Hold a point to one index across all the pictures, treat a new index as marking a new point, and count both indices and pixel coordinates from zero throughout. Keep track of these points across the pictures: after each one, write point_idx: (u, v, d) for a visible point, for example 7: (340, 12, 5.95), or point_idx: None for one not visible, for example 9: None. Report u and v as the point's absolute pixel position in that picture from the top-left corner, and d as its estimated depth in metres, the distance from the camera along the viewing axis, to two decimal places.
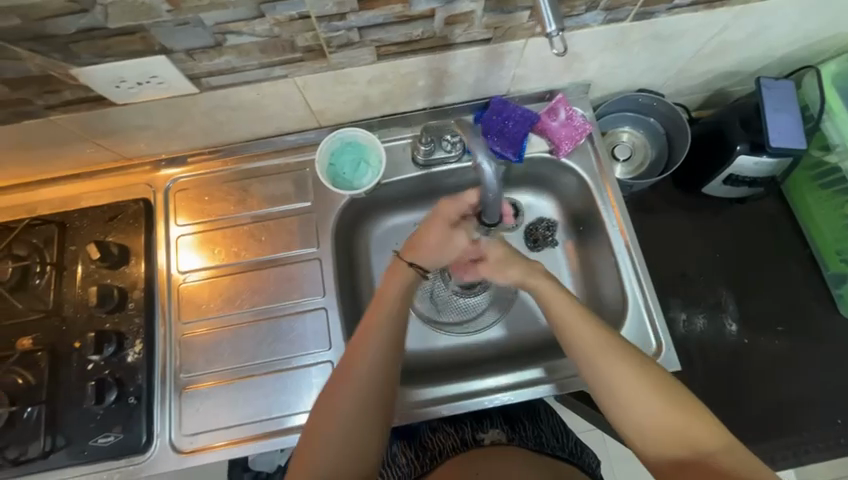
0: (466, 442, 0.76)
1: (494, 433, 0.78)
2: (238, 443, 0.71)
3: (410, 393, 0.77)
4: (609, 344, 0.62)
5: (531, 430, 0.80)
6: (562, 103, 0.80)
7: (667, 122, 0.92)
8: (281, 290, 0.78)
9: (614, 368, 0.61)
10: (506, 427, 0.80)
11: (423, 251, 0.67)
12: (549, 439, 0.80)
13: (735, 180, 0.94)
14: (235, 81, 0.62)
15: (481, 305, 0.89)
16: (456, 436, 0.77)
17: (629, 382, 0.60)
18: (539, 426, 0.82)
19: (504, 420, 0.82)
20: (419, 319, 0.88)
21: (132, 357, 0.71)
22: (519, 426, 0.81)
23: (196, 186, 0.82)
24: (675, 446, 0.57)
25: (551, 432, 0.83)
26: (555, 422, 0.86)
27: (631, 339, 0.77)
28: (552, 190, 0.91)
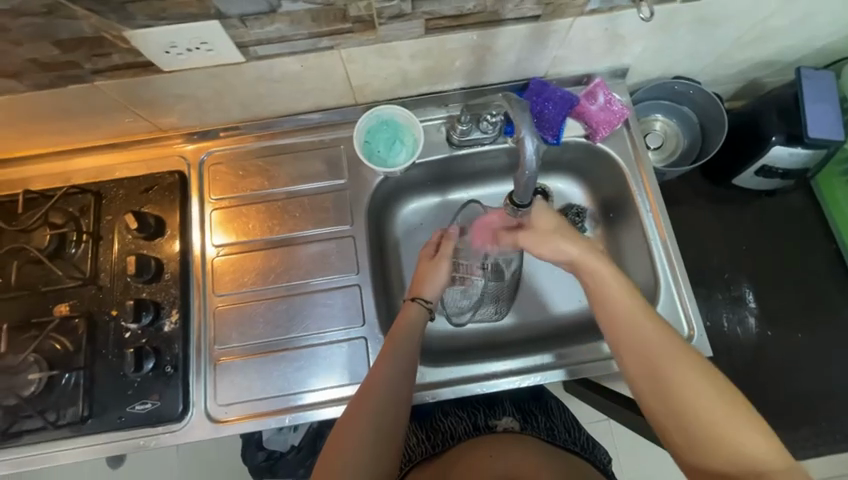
0: (478, 428, 0.76)
1: (507, 421, 0.78)
2: (270, 414, 0.71)
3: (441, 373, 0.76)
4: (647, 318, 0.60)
5: (543, 422, 0.80)
6: (600, 87, 0.79)
7: (702, 111, 0.92)
8: (314, 267, 0.78)
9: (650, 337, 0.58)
10: (518, 416, 0.80)
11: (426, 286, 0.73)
12: (561, 432, 0.79)
13: (768, 171, 0.93)
14: (282, 51, 0.62)
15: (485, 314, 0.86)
16: (469, 421, 0.78)
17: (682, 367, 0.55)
18: (551, 419, 0.82)
19: (517, 410, 0.82)
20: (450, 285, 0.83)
21: (169, 326, 0.72)
22: (532, 418, 0.80)
23: (230, 160, 0.81)
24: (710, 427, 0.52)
25: (564, 426, 0.82)
26: (568, 417, 0.85)
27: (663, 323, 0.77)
28: (583, 176, 0.91)
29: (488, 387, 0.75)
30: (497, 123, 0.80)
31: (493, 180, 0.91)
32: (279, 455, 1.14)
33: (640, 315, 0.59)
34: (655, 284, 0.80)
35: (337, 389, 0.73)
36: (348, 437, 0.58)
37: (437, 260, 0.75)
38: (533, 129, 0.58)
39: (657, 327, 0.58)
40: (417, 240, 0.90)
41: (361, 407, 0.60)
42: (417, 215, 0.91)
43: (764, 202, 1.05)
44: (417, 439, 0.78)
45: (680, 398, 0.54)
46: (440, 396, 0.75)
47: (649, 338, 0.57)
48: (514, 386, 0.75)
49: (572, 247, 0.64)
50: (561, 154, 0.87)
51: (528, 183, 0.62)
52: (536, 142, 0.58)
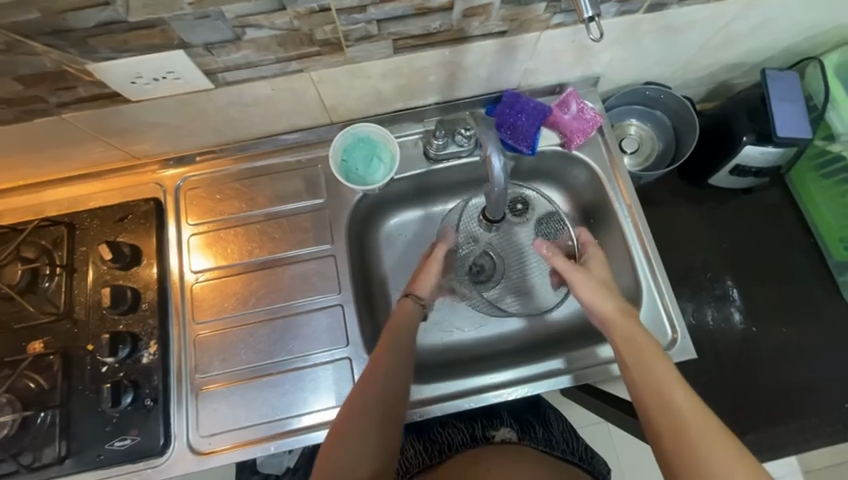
0: (475, 439, 0.77)
1: (504, 432, 0.78)
2: (253, 444, 0.70)
3: (424, 390, 0.75)
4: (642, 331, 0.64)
5: (541, 433, 0.80)
6: (573, 96, 0.80)
7: (674, 115, 0.94)
8: (296, 287, 0.77)
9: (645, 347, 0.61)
10: (516, 426, 0.80)
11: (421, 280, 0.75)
12: (559, 442, 0.80)
13: (742, 170, 0.95)
14: (251, 76, 0.62)
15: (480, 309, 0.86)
16: (466, 432, 0.78)
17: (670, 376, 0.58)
18: (549, 429, 0.82)
19: (515, 420, 0.82)
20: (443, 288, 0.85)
21: (147, 358, 0.70)
22: (530, 428, 0.80)
23: (207, 184, 0.81)
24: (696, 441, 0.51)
25: (562, 436, 0.82)
26: (566, 426, 0.86)
27: (648, 329, 0.77)
28: (562, 184, 0.92)
29: (480, 402, 0.75)
30: (472, 136, 0.81)
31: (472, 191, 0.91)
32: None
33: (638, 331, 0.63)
34: (637, 287, 0.80)
35: (321, 413, 0.71)
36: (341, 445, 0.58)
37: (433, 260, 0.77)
38: (500, 146, 0.59)
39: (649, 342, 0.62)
40: (402, 256, 0.90)
41: (350, 423, 0.60)
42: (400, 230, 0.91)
43: (741, 200, 1.06)
44: (415, 451, 0.78)
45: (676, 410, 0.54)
46: (431, 413, 0.74)
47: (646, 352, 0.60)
48: (504, 399, 0.75)
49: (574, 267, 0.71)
50: (540, 163, 0.88)
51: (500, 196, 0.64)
52: (501, 157, 0.59)
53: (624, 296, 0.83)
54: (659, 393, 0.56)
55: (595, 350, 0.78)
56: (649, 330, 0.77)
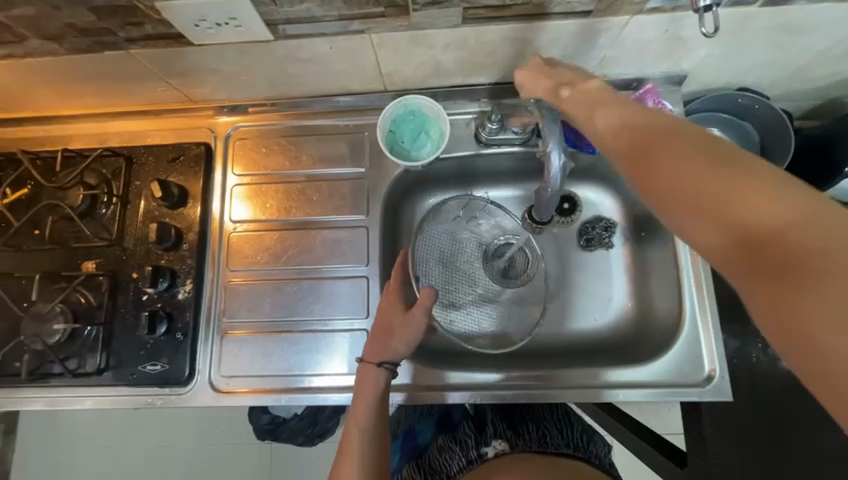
0: (471, 460, 0.76)
1: (498, 445, 0.77)
2: (266, 392, 0.73)
3: (437, 374, 0.75)
4: (670, 135, 0.39)
5: (534, 432, 0.81)
6: (651, 94, 0.71)
7: (765, 130, 0.82)
8: (326, 251, 0.78)
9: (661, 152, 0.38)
10: (509, 433, 0.80)
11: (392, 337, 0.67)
12: (554, 437, 0.80)
13: (833, 205, 0.82)
14: (311, 32, 0.60)
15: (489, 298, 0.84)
16: (461, 455, 0.77)
17: (688, 149, 0.37)
18: (542, 426, 0.83)
19: (507, 428, 0.81)
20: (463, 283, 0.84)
21: (183, 295, 0.74)
22: (522, 431, 0.80)
23: (256, 136, 0.81)
24: (720, 226, 0.34)
25: (557, 428, 0.83)
26: (560, 416, 0.87)
27: (684, 358, 0.73)
28: (616, 188, 0.86)
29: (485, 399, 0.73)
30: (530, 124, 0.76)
31: (519, 182, 0.87)
32: (281, 421, 1.18)
33: (648, 132, 0.40)
34: (679, 311, 0.75)
35: (332, 376, 0.73)
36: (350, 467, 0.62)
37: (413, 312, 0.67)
38: (562, 144, 0.56)
39: (688, 149, 0.37)
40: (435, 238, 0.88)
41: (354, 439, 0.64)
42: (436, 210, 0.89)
43: None
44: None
45: (694, 194, 0.35)
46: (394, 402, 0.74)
47: (703, 171, 0.35)
48: (500, 400, 0.73)
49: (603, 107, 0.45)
50: (599, 162, 0.82)
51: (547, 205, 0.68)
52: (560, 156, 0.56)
53: (663, 317, 0.78)
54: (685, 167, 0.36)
55: (620, 373, 0.73)
56: (684, 362, 0.72)
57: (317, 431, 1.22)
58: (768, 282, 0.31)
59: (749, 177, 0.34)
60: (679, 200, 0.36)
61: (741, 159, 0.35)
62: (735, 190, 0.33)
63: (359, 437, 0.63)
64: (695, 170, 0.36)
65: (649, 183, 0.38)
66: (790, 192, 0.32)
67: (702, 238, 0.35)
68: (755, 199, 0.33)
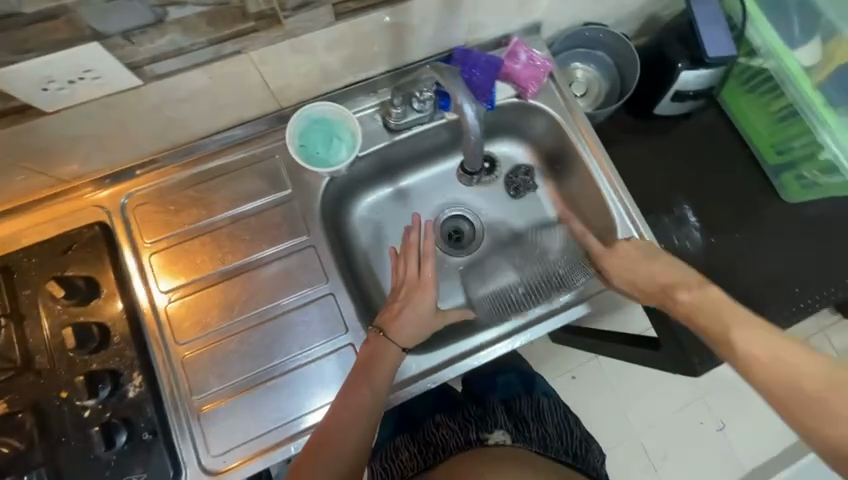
0: (470, 442, 0.85)
1: (498, 434, 0.86)
2: (270, 449, 0.67)
3: (431, 354, 0.78)
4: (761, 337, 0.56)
5: (533, 432, 0.90)
6: (519, 45, 0.80)
7: (614, 53, 0.97)
8: (281, 285, 0.74)
9: (751, 340, 0.56)
10: (509, 428, 0.89)
11: (410, 334, 0.71)
12: (551, 442, 0.91)
13: (682, 95, 0.99)
14: (183, 65, 0.56)
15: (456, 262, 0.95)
16: (461, 435, 0.86)
17: (794, 356, 0.53)
18: (543, 428, 0.93)
19: (509, 423, 0.91)
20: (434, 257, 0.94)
21: (134, 391, 0.65)
22: (523, 429, 0.90)
23: (155, 196, 0.74)
24: None
25: (555, 433, 0.94)
26: (558, 421, 0.98)
27: None
28: (522, 136, 0.94)
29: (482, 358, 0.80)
30: (430, 99, 0.79)
31: (439, 158, 0.93)
32: None
33: (735, 320, 0.58)
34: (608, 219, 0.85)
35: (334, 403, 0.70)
36: (334, 449, 0.62)
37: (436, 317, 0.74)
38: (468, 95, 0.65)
39: (789, 353, 0.53)
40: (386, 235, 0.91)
41: (340, 419, 0.64)
42: (377, 208, 0.91)
43: (681, 125, 1.12)
44: (410, 454, 0.89)
45: (800, 383, 0.52)
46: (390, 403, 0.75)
47: (769, 338, 0.55)
48: (491, 356, 0.80)
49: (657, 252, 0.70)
50: (499, 118, 0.88)
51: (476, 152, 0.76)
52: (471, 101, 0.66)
53: (597, 228, 0.88)
54: (786, 369, 0.53)
55: (579, 286, 0.84)
56: None
57: None
58: None
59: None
60: (767, 351, 0.54)
61: (795, 344, 0.54)
62: None
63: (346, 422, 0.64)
64: (780, 354, 0.54)
65: (749, 354, 0.55)
66: None
67: (761, 352, 0.54)
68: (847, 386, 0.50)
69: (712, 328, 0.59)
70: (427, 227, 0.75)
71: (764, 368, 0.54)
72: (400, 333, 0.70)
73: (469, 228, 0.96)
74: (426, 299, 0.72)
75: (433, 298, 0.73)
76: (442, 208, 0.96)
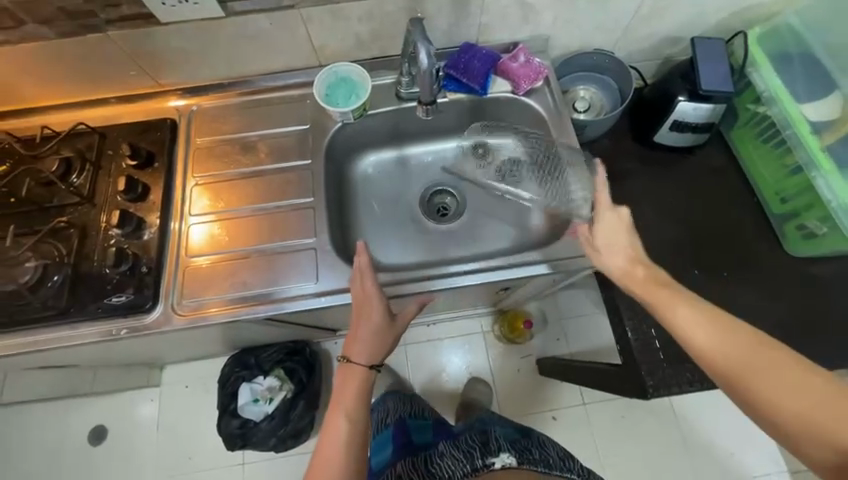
0: (477, 469, 0.82)
1: (503, 458, 0.85)
2: (230, 309, 0.82)
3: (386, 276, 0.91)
4: (693, 308, 0.65)
5: (538, 455, 0.90)
6: (523, 50, 0.95)
7: (617, 77, 1.07)
8: (278, 193, 0.91)
9: (683, 312, 0.65)
10: (514, 452, 0.88)
11: (363, 351, 0.77)
12: (557, 462, 0.91)
13: (681, 125, 1.05)
14: (253, 8, 0.80)
15: (436, 226, 1.05)
16: (465, 464, 0.83)
17: (719, 329, 0.62)
18: (544, 451, 0.93)
19: (512, 447, 0.89)
20: (417, 218, 1.06)
21: (149, 235, 0.85)
22: (526, 453, 0.89)
23: (213, 112, 0.97)
24: (759, 387, 0.57)
25: (558, 456, 0.94)
26: (558, 449, 0.98)
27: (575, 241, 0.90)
28: (515, 131, 1.06)
29: (446, 285, 0.89)
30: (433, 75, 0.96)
31: (441, 138, 1.08)
32: (251, 425, 1.41)
33: (674, 296, 0.67)
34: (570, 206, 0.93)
35: (292, 287, 0.84)
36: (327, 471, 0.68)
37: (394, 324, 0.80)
38: (426, 40, 0.75)
39: (714, 321, 0.62)
40: (379, 190, 1.07)
41: (330, 444, 0.70)
42: (377, 167, 1.08)
43: (689, 160, 1.13)
44: None
45: (722, 349, 0.60)
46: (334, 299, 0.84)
47: (699, 314, 0.64)
48: (478, 279, 0.89)
49: (625, 239, 0.75)
50: (496, 111, 1.02)
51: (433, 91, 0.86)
52: (428, 49, 0.76)
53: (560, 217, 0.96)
54: (711, 336, 0.62)
55: (528, 255, 0.90)
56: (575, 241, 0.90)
57: (289, 432, 1.44)
58: (769, 360, 0.58)
59: (763, 351, 0.59)
60: (695, 321, 0.64)
61: (723, 317, 0.63)
62: (780, 364, 0.57)
63: (338, 443, 0.70)
64: (713, 321, 0.62)
65: (680, 324, 0.64)
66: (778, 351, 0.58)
67: (691, 325, 0.63)
68: (766, 351, 0.58)
69: (652, 298, 0.68)
70: (361, 250, 0.79)
71: (698, 337, 0.62)
72: (360, 354, 0.77)
73: (453, 202, 1.08)
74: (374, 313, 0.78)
75: (380, 306, 0.78)
76: (436, 179, 1.09)
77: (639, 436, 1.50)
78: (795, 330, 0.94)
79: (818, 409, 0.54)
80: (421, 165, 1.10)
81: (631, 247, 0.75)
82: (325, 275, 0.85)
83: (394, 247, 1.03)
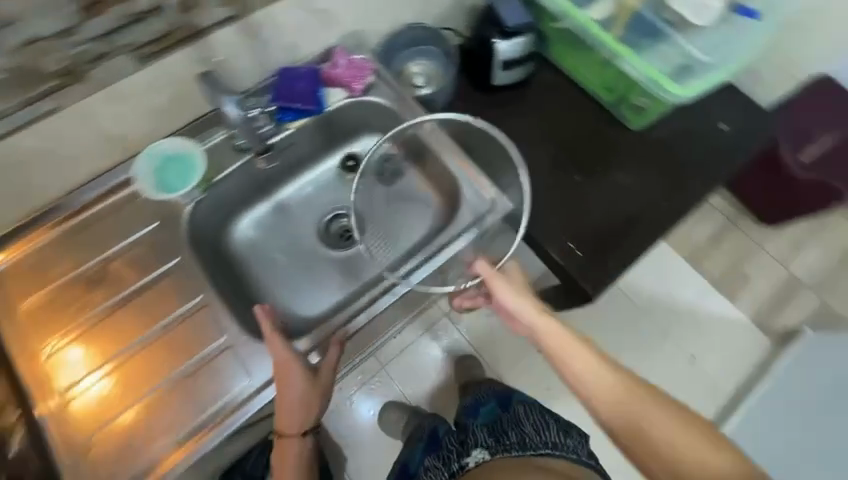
0: (454, 472, 1.06)
1: (477, 454, 1.05)
2: (165, 460, 0.75)
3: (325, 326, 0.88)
4: (578, 347, 0.85)
5: (514, 436, 1.08)
6: (339, 53, 0.93)
7: (437, 41, 1.08)
8: (164, 309, 0.82)
9: (595, 372, 0.83)
10: (490, 443, 1.07)
11: (288, 419, 0.82)
12: (532, 439, 1.07)
13: (509, 63, 1.13)
14: (11, 128, 0.67)
15: (349, 251, 1.02)
16: (443, 468, 1.09)
17: (594, 367, 0.83)
18: (520, 428, 1.11)
19: (490, 437, 1.09)
20: (327, 252, 1.02)
21: (17, 450, 0.71)
22: (504, 438, 1.07)
23: (39, 259, 0.81)
24: (654, 445, 0.77)
25: (535, 430, 1.10)
26: (534, 418, 1.15)
27: (471, 206, 0.93)
28: (373, 130, 1.04)
29: (378, 308, 0.89)
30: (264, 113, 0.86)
31: (308, 167, 1.04)
32: None
33: (560, 334, 0.86)
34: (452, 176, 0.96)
35: (217, 404, 0.79)
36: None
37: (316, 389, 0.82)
38: (230, 96, 0.78)
39: (614, 376, 0.83)
40: (275, 246, 1.00)
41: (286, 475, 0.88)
42: (260, 226, 1.01)
43: (530, 89, 1.23)
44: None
45: (616, 397, 0.81)
46: (268, 397, 0.80)
47: (593, 367, 0.84)
48: (410, 282, 0.91)
49: (499, 284, 0.88)
50: (346, 120, 0.99)
51: (263, 137, 0.89)
52: (234, 103, 0.79)
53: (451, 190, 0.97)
54: (613, 404, 0.81)
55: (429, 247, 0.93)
56: (471, 207, 0.93)
57: None
58: (640, 400, 0.81)
59: (652, 407, 0.80)
60: (595, 379, 0.83)
61: (615, 378, 0.83)
62: (663, 414, 0.79)
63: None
64: (599, 371, 0.83)
65: (580, 378, 0.83)
66: (667, 414, 0.79)
67: (588, 379, 0.83)
68: (648, 399, 0.80)
69: (536, 328, 0.87)
70: (262, 313, 0.78)
71: (592, 389, 0.82)
72: (288, 419, 0.82)
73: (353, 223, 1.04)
74: (295, 380, 0.78)
75: (302, 380, 0.78)
76: (323, 206, 1.05)
77: (607, 325, 1.73)
78: (657, 190, 1.14)
79: (687, 454, 0.76)
80: (304, 200, 1.05)
81: (527, 303, 0.88)
82: (254, 364, 0.81)
83: (317, 294, 0.99)
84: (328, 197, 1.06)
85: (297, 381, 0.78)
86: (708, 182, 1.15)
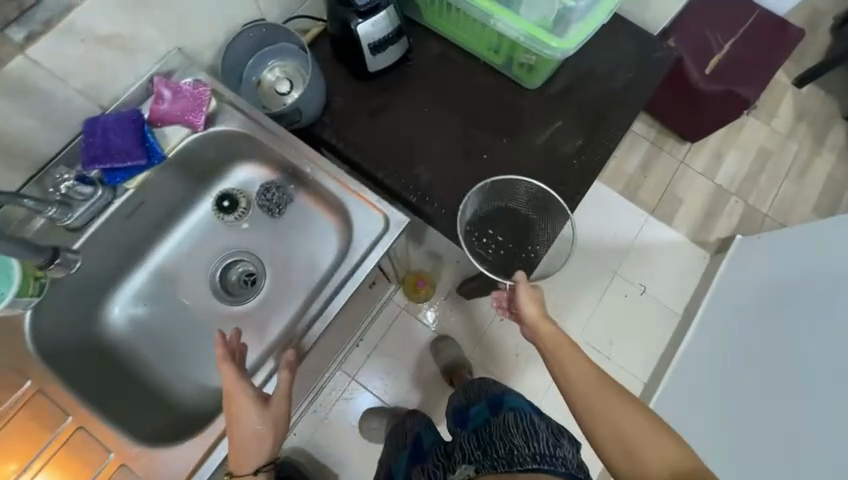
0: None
1: (462, 469, 0.87)
2: None
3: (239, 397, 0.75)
4: (570, 348, 0.80)
5: (502, 447, 0.85)
6: (161, 84, 0.78)
7: (287, 38, 0.91)
8: (41, 434, 0.70)
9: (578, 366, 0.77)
10: (477, 454, 0.88)
11: (245, 462, 0.69)
12: (520, 447, 0.84)
13: (378, 45, 1.00)
14: None
15: (258, 292, 0.91)
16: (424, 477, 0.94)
17: (607, 399, 0.73)
18: (510, 437, 0.87)
19: (477, 447, 0.90)
20: (232, 303, 0.90)
21: None
22: (490, 448, 0.87)
23: None
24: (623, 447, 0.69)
25: (525, 432, 0.87)
26: (528, 420, 0.90)
27: (362, 229, 0.83)
28: (241, 158, 0.90)
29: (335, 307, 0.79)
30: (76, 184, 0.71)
31: (179, 219, 0.90)
32: None
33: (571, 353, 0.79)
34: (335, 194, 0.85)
35: None
36: None
37: (270, 411, 0.70)
38: None
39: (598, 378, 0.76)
40: (168, 316, 0.87)
41: None
42: (144, 299, 0.87)
43: (414, 65, 1.11)
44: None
45: (593, 403, 0.73)
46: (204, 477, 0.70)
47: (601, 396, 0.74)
48: (361, 275, 0.80)
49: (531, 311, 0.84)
50: (202, 157, 0.86)
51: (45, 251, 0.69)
52: None
53: (338, 206, 0.87)
54: (590, 401, 0.74)
55: (338, 269, 0.82)
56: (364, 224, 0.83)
57: None
58: (635, 421, 0.71)
59: (625, 416, 0.71)
60: (588, 381, 0.76)
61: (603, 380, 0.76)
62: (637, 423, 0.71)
63: None
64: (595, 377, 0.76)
65: (573, 382, 0.76)
66: (644, 417, 0.71)
67: (576, 377, 0.76)
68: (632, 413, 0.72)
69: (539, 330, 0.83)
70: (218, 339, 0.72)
71: (575, 389, 0.76)
72: (240, 462, 0.69)
73: (254, 260, 0.92)
74: (241, 405, 0.69)
75: (250, 407, 0.69)
76: (213, 254, 0.91)
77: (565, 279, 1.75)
78: (567, 149, 1.08)
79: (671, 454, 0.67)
80: (190, 254, 0.91)
81: (531, 308, 0.84)
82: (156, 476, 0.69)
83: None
84: (216, 242, 0.92)
85: (244, 408, 0.69)
86: (616, 123, 1.10)
